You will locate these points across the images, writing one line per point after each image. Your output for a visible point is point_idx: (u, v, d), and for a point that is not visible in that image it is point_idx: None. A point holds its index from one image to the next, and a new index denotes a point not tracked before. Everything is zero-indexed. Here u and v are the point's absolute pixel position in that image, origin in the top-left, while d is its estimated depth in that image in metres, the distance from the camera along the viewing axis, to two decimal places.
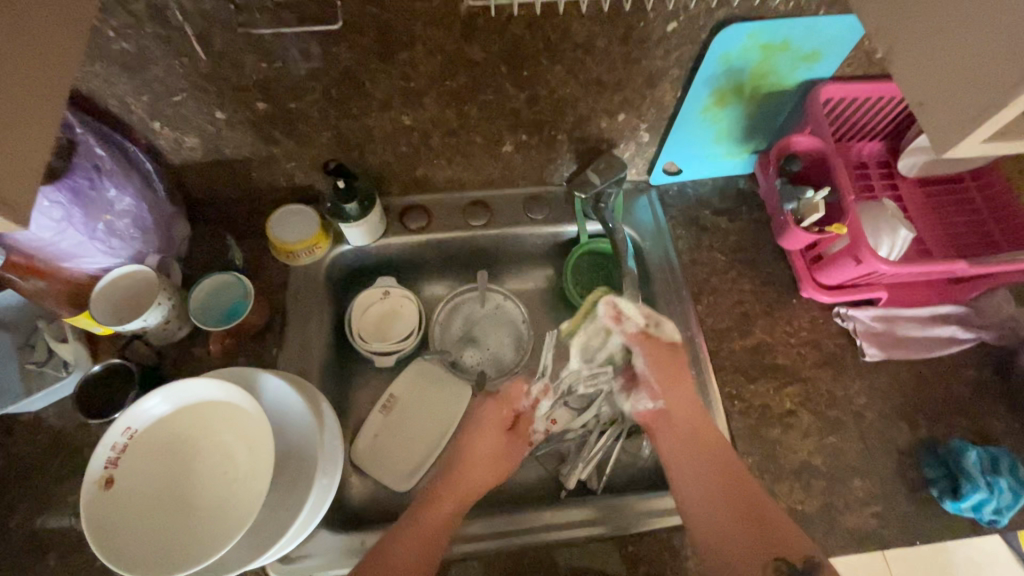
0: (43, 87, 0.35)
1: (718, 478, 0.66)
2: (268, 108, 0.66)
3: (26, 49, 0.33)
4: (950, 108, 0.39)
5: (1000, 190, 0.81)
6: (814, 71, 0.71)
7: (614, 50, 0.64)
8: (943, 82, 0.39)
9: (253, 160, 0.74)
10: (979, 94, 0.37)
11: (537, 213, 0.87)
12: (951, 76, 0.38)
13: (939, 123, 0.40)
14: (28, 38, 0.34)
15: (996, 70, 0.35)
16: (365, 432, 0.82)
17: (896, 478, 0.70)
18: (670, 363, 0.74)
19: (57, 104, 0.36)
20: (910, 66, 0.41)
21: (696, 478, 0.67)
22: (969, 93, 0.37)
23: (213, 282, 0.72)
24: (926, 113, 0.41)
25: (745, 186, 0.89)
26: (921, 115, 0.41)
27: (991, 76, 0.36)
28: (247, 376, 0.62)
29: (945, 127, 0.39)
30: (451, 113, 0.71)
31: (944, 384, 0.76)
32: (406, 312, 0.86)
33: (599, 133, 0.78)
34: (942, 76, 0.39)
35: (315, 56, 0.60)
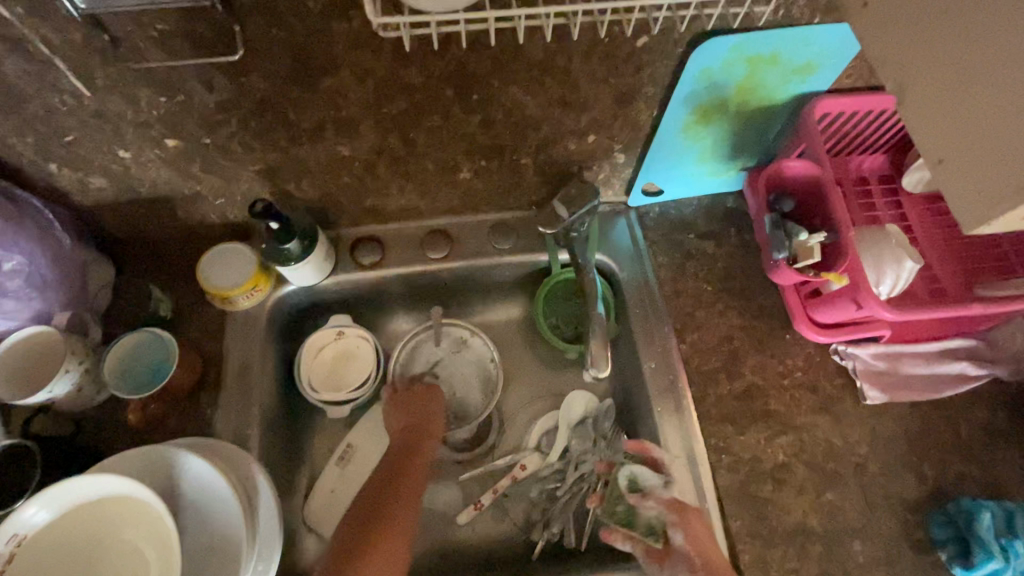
0: None
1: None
2: (179, 144, 0.57)
3: None
4: (983, 176, 0.33)
5: None
6: (808, 84, 0.62)
7: (576, 69, 0.55)
8: (975, 143, 0.33)
9: (174, 198, 0.65)
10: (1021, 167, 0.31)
11: (504, 242, 0.78)
12: (986, 138, 0.32)
13: (969, 192, 0.34)
14: None
15: None
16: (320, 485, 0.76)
17: (901, 540, 0.63)
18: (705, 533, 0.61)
19: None
20: (934, 119, 0.35)
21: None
22: (1007, 161, 0.32)
23: (133, 340, 0.64)
24: (951, 175, 0.35)
25: (734, 205, 0.80)
26: (943, 174, 0.36)
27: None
28: (165, 456, 0.55)
29: (978, 197, 0.34)
30: (395, 141, 0.62)
31: (953, 428, 0.69)
32: (362, 354, 0.78)
33: (567, 156, 0.69)
34: (975, 136, 0.33)
35: (223, 87, 0.51)
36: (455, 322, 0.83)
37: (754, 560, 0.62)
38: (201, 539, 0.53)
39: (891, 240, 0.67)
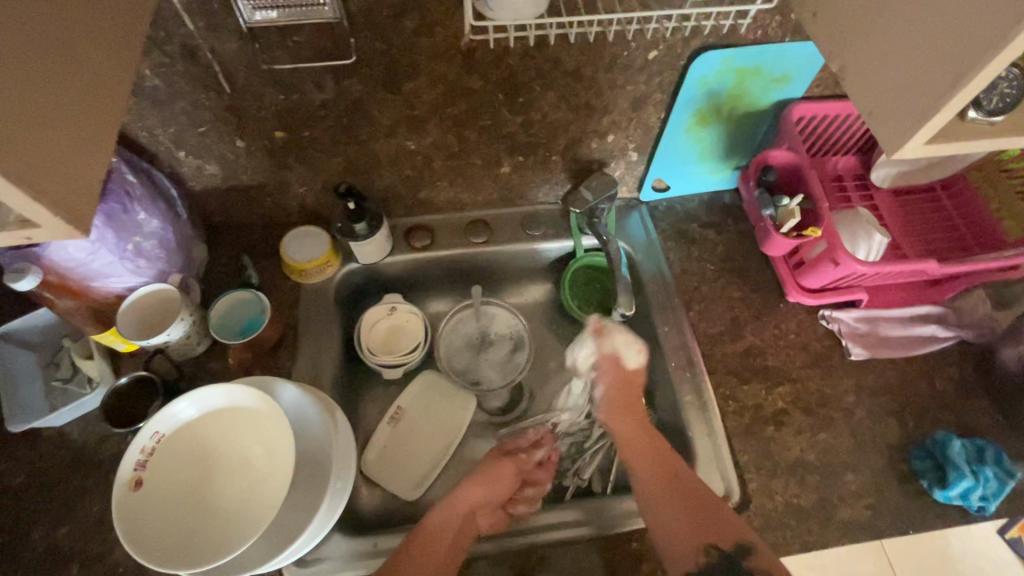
0: (92, 112, 0.40)
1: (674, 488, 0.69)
2: (284, 136, 0.72)
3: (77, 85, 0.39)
4: (896, 115, 0.44)
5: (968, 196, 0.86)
6: (785, 92, 0.77)
7: (600, 77, 0.71)
8: (889, 93, 0.45)
9: (268, 185, 0.79)
10: (915, 103, 0.43)
11: (534, 230, 0.92)
12: (897, 87, 0.44)
13: (887, 129, 0.45)
14: (78, 69, 0.39)
15: (925, 82, 0.41)
16: (376, 439, 0.86)
17: (887, 472, 0.73)
18: (628, 392, 0.81)
19: (106, 127, 0.41)
20: (863, 81, 0.47)
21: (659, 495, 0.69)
22: (910, 101, 0.43)
23: (231, 300, 0.76)
24: (876, 120, 0.46)
25: (730, 200, 0.94)
26: (873, 123, 0.47)
27: (925, 86, 0.42)
28: (265, 386, 0.66)
29: (893, 131, 0.45)
30: (453, 138, 0.77)
31: (928, 380, 0.80)
32: (412, 326, 0.90)
33: (590, 154, 0.84)
34: (886, 88, 0.45)
35: (329, 88, 0.66)
36: (493, 302, 0.94)
37: (761, 487, 0.72)
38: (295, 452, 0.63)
39: (862, 218, 0.80)
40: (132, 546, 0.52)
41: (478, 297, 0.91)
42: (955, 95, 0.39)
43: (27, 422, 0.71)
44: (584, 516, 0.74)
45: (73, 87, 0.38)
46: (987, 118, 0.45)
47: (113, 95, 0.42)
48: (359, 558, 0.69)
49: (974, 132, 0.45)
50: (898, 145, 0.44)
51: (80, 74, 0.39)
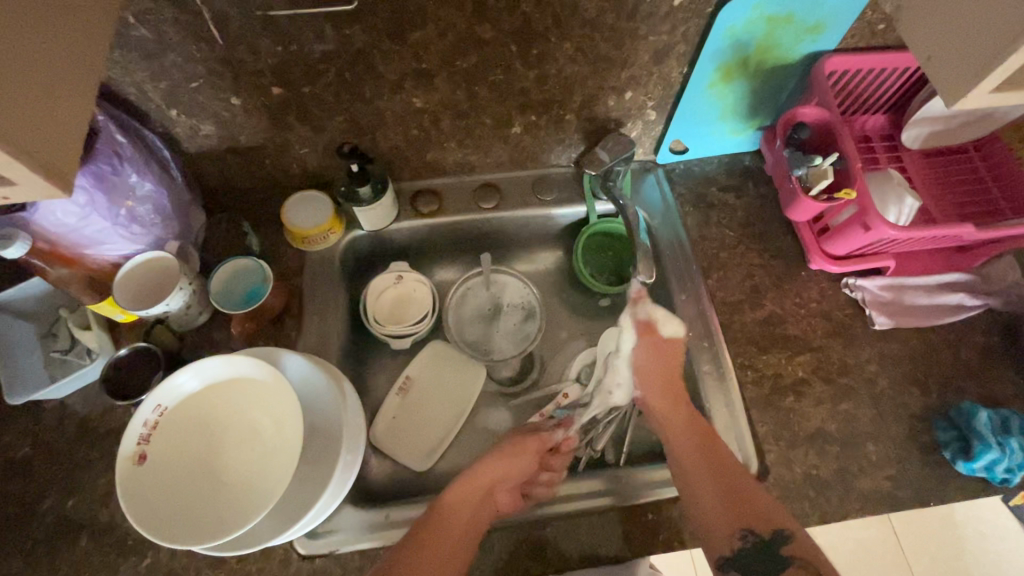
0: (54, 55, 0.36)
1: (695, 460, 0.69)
2: (282, 92, 0.67)
3: (38, 23, 0.35)
4: (960, 60, 0.40)
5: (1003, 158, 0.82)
6: (817, 43, 0.72)
7: (621, 26, 0.65)
8: (953, 36, 0.41)
9: (267, 147, 0.75)
10: (983, 46, 0.38)
11: (545, 195, 0.88)
12: (964, 27, 0.40)
13: (948, 77, 0.41)
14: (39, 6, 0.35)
15: (999, 22, 0.37)
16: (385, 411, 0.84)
17: (909, 442, 0.71)
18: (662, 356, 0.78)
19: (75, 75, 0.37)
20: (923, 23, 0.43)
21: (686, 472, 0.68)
22: (979, 44, 0.39)
23: (231, 268, 0.73)
24: (935, 66, 0.42)
25: (751, 162, 0.90)
26: (930, 70, 0.43)
27: (999, 25, 0.37)
28: (270, 356, 0.64)
29: (955, 78, 0.41)
30: (462, 95, 0.72)
31: (953, 350, 0.77)
32: (419, 296, 0.87)
33: (606, 112, 0.79)
34: (951, 30, 0.41)
35: (330, 38, 0.61)
36: (503, 271, 0.91)
37: (779, 458, 0.70)
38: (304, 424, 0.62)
39: (893, 180, 0.76)
40: (139, 522, 0.50)
41: (487, 265, 0.87)
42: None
43: (26, 394, 0.69)
44: (606, 485, 0.73)
45: (36, 30, 0.34)
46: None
47: (81, 40, 0.38)
48: (372, 530, 0.68)
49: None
50: (959, 95, 0.41)
51: (42, 12, 0.35)
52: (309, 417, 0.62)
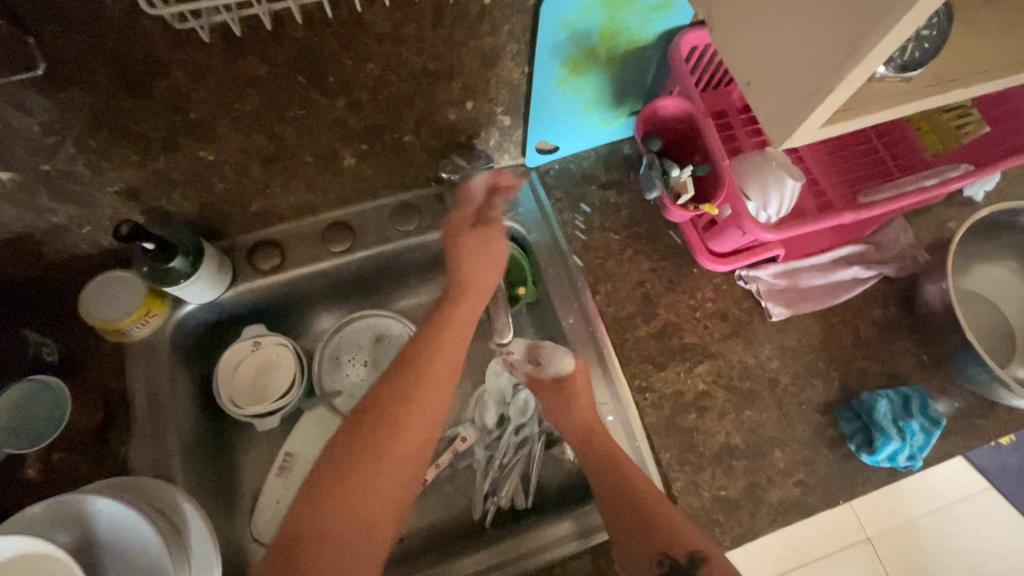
0: None
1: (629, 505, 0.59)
2: (14, 176, 0.52)
3: None
4: (785, 95, 0.40)
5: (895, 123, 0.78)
6: (668, 21, 0.62)
7: (430, 35, 0.53)
8: (778, 72, 0.40)
9: (33, 235, 0.60)
10: (803, 83, 0.38)
11: (407, 225, 0.77)
12: (785, 64, 0.39)
13: (773, 109, 0.41)
14: None
15: (811, 65, 0.37)
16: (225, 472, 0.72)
17: (816, 440, 0.68)
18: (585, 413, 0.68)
19: None
20: (748, 60, 0.42)
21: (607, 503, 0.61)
22: (800, 79, 0.38)
23: (19, 395, 0.61)
24: (754, 91, 0.43)
25: (630, 151, 0.81)
26: (750, 93, 0.43)
27: (807, 70, 0.37)
28: (68, 506, 0.52)
29: (779, 115, 0.41)
30: (262, 138, 0.59)
31: (852, 329, 0.74)
32: (284, 361, 0.76)
33: (451, 127, 0.68)
34: (770, 63, 0.40)
35: (41, 108, 0.47)
36: (361, 315, 0.80)
37: (687, 485, 0.66)
38: None
39: (771, 162, 0.68)
40: None
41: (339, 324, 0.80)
42: (850, 70, 0.34)
43: None
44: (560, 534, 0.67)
45: None
46: (900, 74, 0.43)
47: None
48: None
49: (884, 95, 0.42)
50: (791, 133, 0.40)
51: None
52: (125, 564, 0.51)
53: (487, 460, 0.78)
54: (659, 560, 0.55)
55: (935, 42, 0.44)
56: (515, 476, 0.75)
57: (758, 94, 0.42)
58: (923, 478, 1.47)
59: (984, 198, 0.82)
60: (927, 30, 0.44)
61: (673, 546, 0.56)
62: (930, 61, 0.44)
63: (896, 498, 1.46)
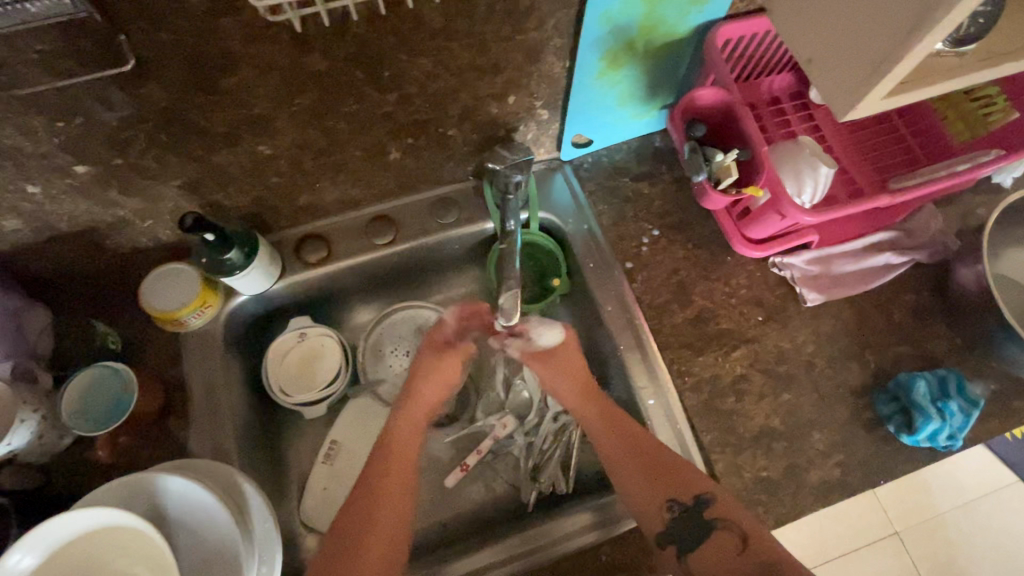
0: None
1: (642, 457, 0.65)
2: (89, 170, 0.55)
3: None
4: (845, 69, 0.42)
5: (922, 112, 0.80)
6: (704, 14, 0.64)
7: (480, 31, 0.56)
8: (839, 48, 0.42)
9: (100, 228, 0.63)
10: (863, 58, 0.40)
11: (446, 217, 0.79)
12: (848, 40, 0.41)
13: (833, 85, 0.44)
14: None
15: (873, 40, 0.39)
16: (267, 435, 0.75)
17: (854, 422, 0.69)
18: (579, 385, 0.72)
19: None
20: (812, 38, 0.45)
21: (622, 462, 0.66)
22: (862, 53, 0.40)
23: (86, 380, 0.64)
24: (814, 68, 0.45)
25: (661, 143, 0.83)
26: (810, 71, 0.46)
27: (868, 46, 0.40)
28: (141, 483, 0.55)
29: (839, 90, 0.43)
30: (316, 132, 0.61)
31: (886, 314, 0.75)
32: (329, 352, 0.78)
33: (492, 121, 0.70)
34: (833, 41, 0.43)
35: (123, 103, 0.50)
36: (403, 307, 0.83)
37: (728, 467, 0.67)
38: (196, 555, 0.54)
39: (805, 149, 0.70)
40: None
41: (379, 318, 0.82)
42: (912, 43, 0.36)
43: None
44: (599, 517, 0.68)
45: None
46: (955, 49, 0.44)
47: None
48: None
49: (941, 69, 0.44)
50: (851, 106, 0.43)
51: None
52: (198, 534, 0.54)
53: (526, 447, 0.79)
54: (669, 505, 0.62)
55: (991, 17, 0.46)
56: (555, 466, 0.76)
57: (817, 69, 0.45)
58: (951, 472, 1.46)
59: (1013, 184, 0.83)
60: (983, 6, 0.45)
61: (683, 491, 0.62)
62: (984, 36, 0.45)
63: (924, 493, 1.45)
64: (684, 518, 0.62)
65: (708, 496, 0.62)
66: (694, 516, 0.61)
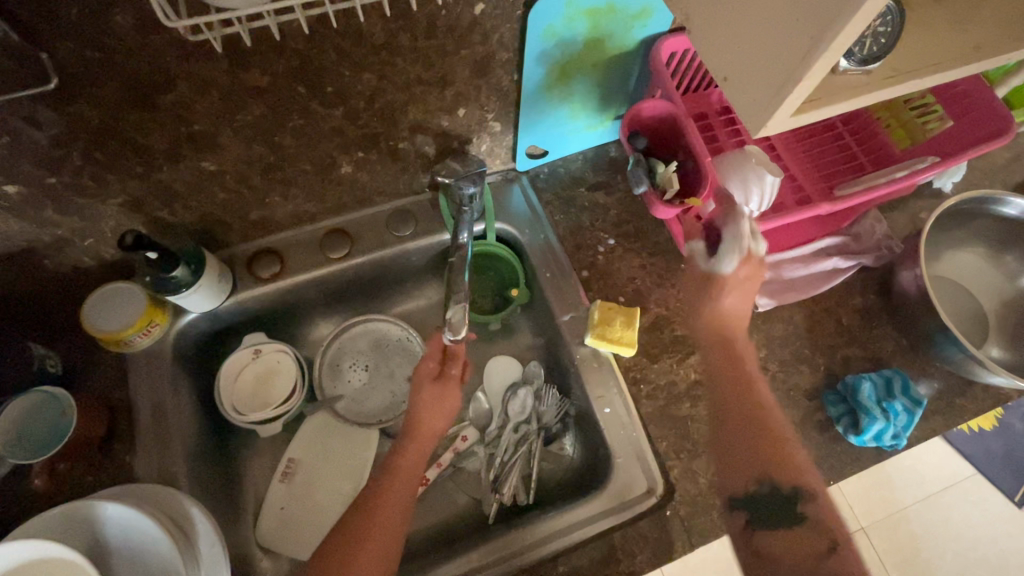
0: None
1: (745, 430, 0.63)
2: (20, 190, 0.54)
3: None
4: (757, 88, 0.43)
5: (864, 120, 0.82)
6: (648, 28, 0.66)
7: (423, 46, 0.56)
8: (751, 68, 0.43)
9: (37, 248, 0.61)
10: (772, 77, 0.41)
11: (403, 230, 0.79)
12: (756, 58, 0.42)
13: (747, 102, 0.44)
14: None
15: (779, 60, 0.40)
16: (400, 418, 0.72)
17: (805, 423, 0.71)
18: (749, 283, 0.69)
19: None
20: (725, 55, 0.46)
21: (727, 418, 0.65)
22: (770, 72, 0.41)
23: (22, 407, 0.61)
24: (731, 87, 0.46)
25: (616, 153, 0.85)
26: (729, 89, 0.46)
27: (775, 66, 0.41)
28: (80, 513, 0.53)
29: (753, 108, 0.44)
30: (262, 147, 0.61)
31: (834, 317, 0.77)
32: (283, 367, 0.77)
33: (444, 133, 0.70)
34: (745, 61, 0.44)
35: (50, 121, 0.48)
36: (360, 320, 0.82)
37: (684, 472, 0.68)
38: None
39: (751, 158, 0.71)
40: None
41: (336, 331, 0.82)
42: (812, 63, 0.37)
43: None
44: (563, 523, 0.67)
45: None
46: (860, 68, 0.46)
47: None
48: None
49: (847, 87, 0.45)
50: (764, 123, 0.44)
51: None
52: (130, 558, 0.52)
53: (486, 458, 0.79)
54: (762, 480, 0.60)
55: (893, 36, 0.48)
56: (514, 479, 0.75)
57: (734, 88, 0.46)
58: (912, 467, 1.50)
59: (952, 189, 0.86)
60: (882, 26, 0.47)
61: (790, 475, 0.60)
62: (887, 54, 0.47)
63: (887, 488, 1.48)
64: (775, 507, 0.59)
65: (808, 490, 0.59)
66: (790, 506, 0.59)
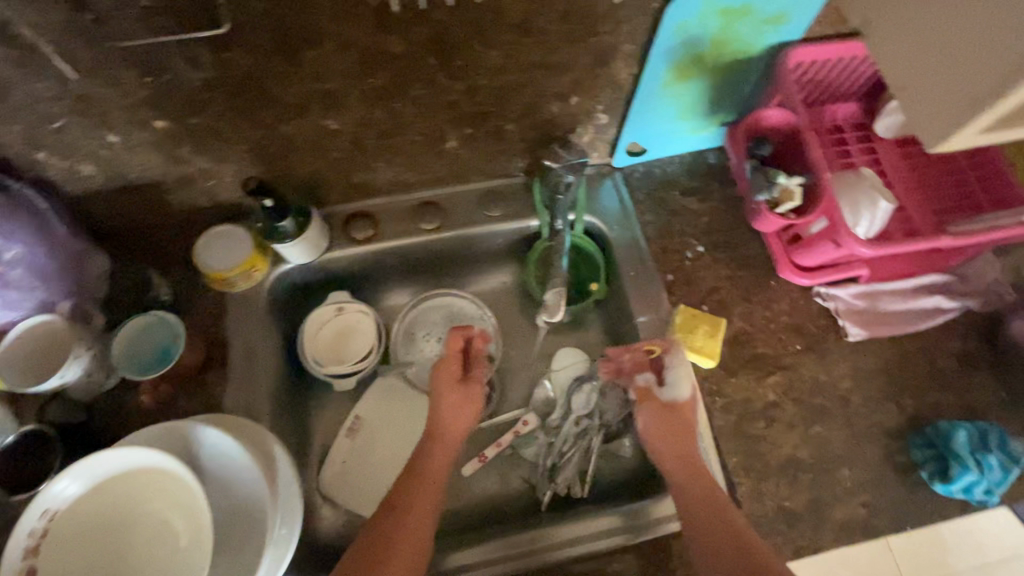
0: None
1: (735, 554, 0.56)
2: (166, 126, 0.58)
3: None
4: (943, 101, 0.44)
5: (989, 156, 0.77)
6: (779, 34, 0.64)
7: (555, 30, 0.57)
8: (939, 80, 0.44)
9: (165, 182, 0.66)
10: (965, 93, 0.42)
11: (493, 210, 0.80)
12: (943, 71, 0.43)
13: (928, 115, 0.45)
14: None
15: (977, 76, 0.41)
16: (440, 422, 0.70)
17: (885, 463, 0.68)
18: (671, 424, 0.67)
19: None
20: (910, 65, 0.46)
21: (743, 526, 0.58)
22: (965, 86, 0.42)
23: (135, 327, 0.66)
24: (909, 98, 0.47)
25: (714, 160, 0.83)
26: (905, 100, 0.47)
27: (970, 83, 0.41)
28: (180, 431, 0.57)
29: (935, 121, 0.45)
30: (381, 113, 0.63)
31: (929, 359, 0.73)
32: (362, 328, 0.79)
33: (551, 119, 0.70)
34: (933, 72, 0.44)
35: (207, 63, 0.52)
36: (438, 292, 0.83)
37: (750, 492, 0.66)
38: (223, 505, 0.56)
39: (865, 182, 0.69)
40: None
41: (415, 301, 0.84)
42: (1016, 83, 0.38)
43: None
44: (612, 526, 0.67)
45: None
46: None
47: None
48: None
49: None
50: (946, 136, 0.44)
51: None
52: (223, 475, 0.56)
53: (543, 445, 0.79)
54: None
55: None
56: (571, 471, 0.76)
57: (913, 98, 0.46)
58: None
59: None
60: None
61: None
62: None
63: None
64: None
65: None
66: None
